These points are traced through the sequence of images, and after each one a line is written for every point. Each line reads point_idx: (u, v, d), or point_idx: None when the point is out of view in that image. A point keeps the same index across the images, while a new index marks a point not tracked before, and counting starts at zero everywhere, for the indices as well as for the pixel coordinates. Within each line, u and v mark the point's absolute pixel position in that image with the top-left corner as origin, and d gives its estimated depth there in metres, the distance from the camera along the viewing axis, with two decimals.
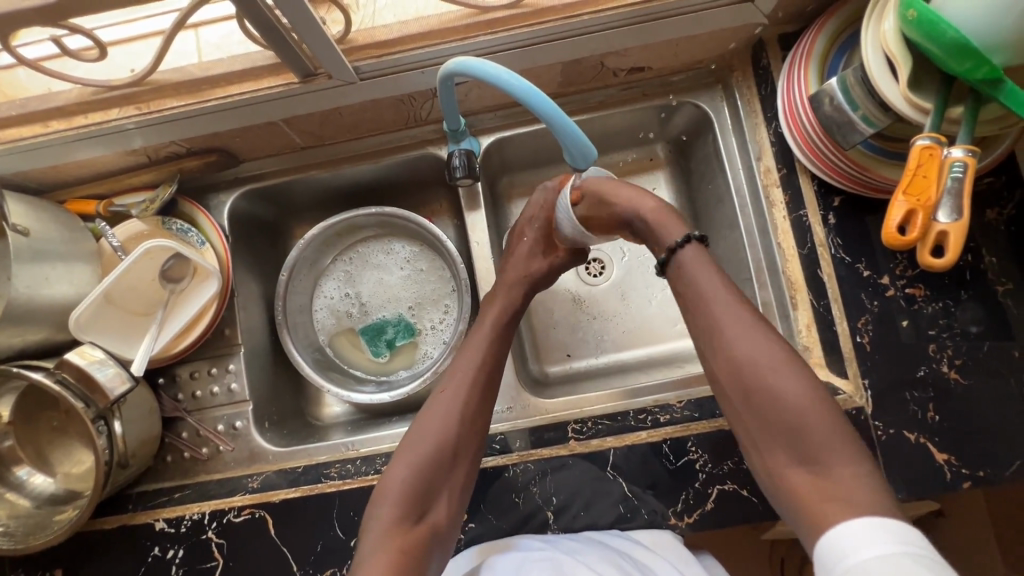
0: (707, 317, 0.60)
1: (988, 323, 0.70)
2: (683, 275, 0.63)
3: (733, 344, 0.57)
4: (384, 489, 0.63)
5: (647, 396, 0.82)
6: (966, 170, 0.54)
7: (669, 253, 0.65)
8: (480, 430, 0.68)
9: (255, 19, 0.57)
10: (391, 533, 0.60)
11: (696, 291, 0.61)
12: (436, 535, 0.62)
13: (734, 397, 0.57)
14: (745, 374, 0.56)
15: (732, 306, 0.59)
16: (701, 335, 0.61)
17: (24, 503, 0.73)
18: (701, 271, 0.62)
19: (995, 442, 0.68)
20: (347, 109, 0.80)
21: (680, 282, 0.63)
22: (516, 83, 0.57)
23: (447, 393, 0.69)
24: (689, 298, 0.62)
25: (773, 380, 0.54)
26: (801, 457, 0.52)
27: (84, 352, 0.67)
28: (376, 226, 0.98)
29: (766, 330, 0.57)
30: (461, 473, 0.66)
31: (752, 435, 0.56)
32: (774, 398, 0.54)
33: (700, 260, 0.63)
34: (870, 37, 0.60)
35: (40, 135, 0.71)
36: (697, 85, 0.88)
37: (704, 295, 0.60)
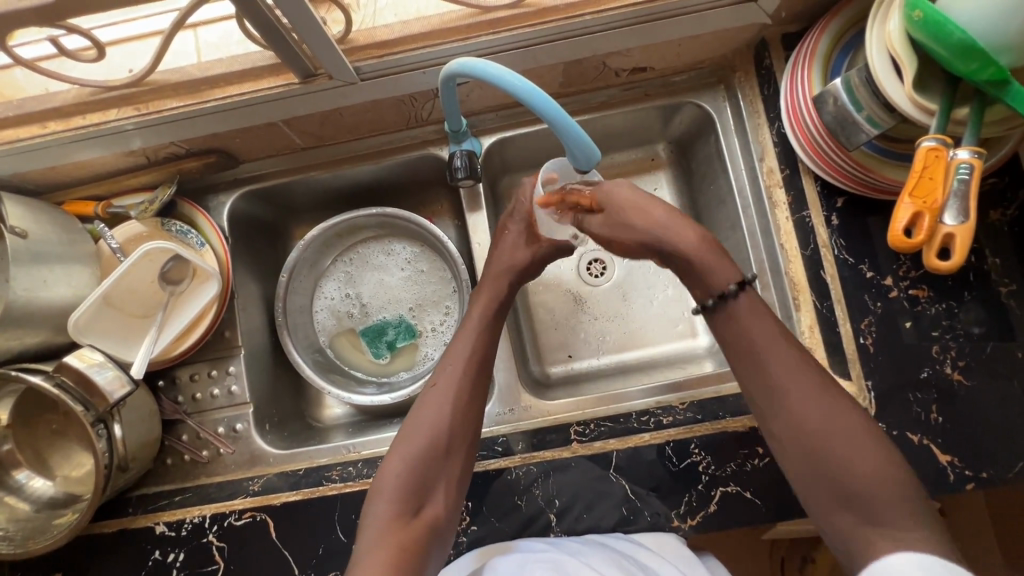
0: (762, 376, 0.55)
1: (991, 324, 0.70)
2: (733, 330, 0.58)
3: (793, 402, 0.53)
4: (381, 484, 0.63)
5: (642, 399, 0.81)
6: (972, 172, 0.53)
7: (717, 300, 0.59)
8: (474, 423, 0.68)
9: (255, 20, 0.56)
10: (389, 528, 0.59)
11: (746, 346, 0.57)
12: (435, 529, 0.61)
13: (797, 461, 0.53)
14: (807, 437, 0.52)
15: (790, 364, 0.54)
16: (756, 391, 0.56)
17: (23, 506, 0.73)
18: (752, 326, 0.57)
19: (999, 444, 0.68)
20: (348, 110, 0.79)
21: (730, 337, 0.59)
22: (521, 84, 0.55)
23: (438, 385, 0.69)
24: (740, 353, 0.58)
25: (838, 443, 0.51)
26: (869, 523, 0.48)
27: (83, 355, 0.67)
28: (376, 227, 0.97)
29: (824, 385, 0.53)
30: (456, 466, 0.66)
31: (816, 498, 0.52)
32: (839, 458, 0.50)
33: (751, 314, 0.57)
34: (875, 37, 0.59)
35: (38, 136, 0.71)
36: (699, 85, 0.88)
37: (759, 353, 0.56)
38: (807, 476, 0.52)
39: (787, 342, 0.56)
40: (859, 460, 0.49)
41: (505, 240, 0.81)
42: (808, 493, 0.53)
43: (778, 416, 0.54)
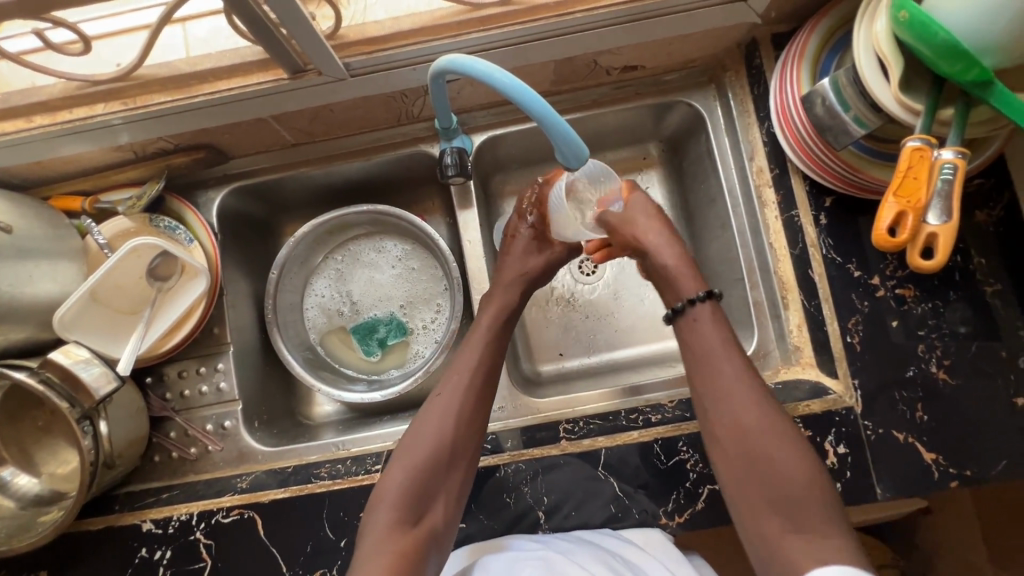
0: (710, 377, 0.65)
1: (976, 323, 0.70)
2: (694, 331, 0.69)
3: (733, 405, 0.62)
4: (383, 491, 0.63)
5: (657, 391, 0.83)
6: (955, 173, 0.54)
7: (686, 303, 0.71)
8: (477, 434, 0.68)
9: (243, 14, 0.56)
10: (390, 534, 0.60)
11: (704, 348, 0.67)
12: (433, 538, 0.62)
13: (731, 458, 0.61)
14: (744, 439, 0.60)
15: (732, 371, 0.64)
16: (702, 388, 0.65)
17: (7, 503, 0.72)
18: (707, 330, 0.68)
19: (983, 443, 0.68)
20: (338, 106, 0.79)
21: (689, 340, 0.69)
22: (511, 82, 0.55)
23: (444, 395, 0.69)
24: (696, 355, 0.67)
25: (761, 444, 0.60)
26: (786, 517, 0.57)
27: (68, 351, 0.66)
28: (367, 224, 0.97)
29: (760, 393, 0.62)
30: (458, 476, 0.66)
31: (742, 493, 0.60)
32: (771, 464, 0.59)
33: (710, 320, 0.69)
34: (862, 37, 0.60)
35: (22, 131, 0.70)
36: (689, 84, 0.88)
37: (709, 361, 0.66)
38: (728, 467, 0.61)
39: (735, 351, 0.66)
40: (789, 470, 0.58)
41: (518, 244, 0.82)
42: (737, 497, 0.60)
43: (715, 412, 0.63)
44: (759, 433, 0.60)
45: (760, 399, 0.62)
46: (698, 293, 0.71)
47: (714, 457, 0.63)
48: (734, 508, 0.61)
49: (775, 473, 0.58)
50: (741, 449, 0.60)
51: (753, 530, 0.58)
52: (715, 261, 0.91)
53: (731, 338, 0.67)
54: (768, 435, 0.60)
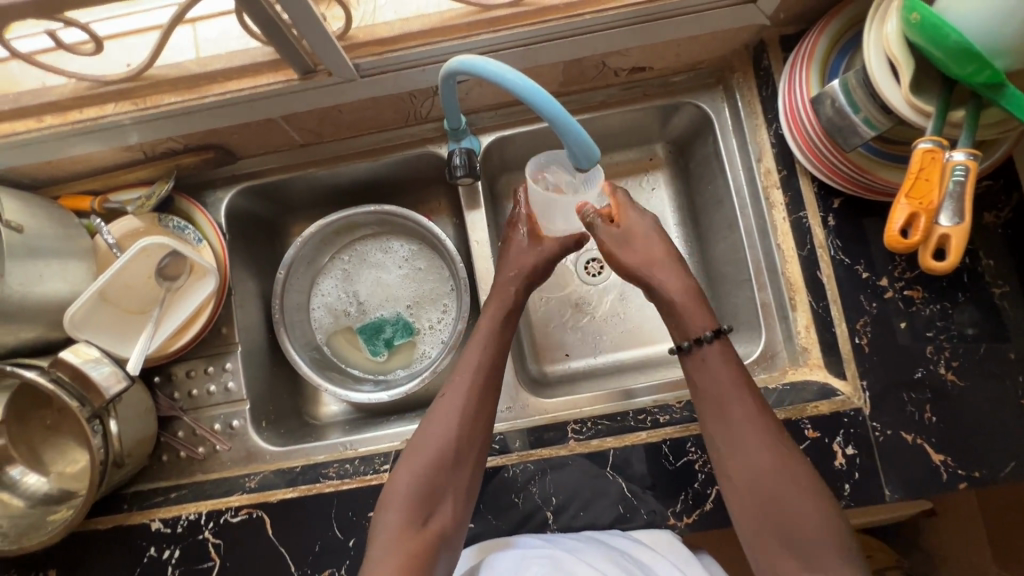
0: (723, 419, 0.63)
1: (984, 324, 0.70)
2: (703, 371, 0.66)
3: (745, 446, 0.60)
4: (392, 493, 0.63)
5: (648, 396, 0.83)
6: (968, 174, 0.54)
7: (694, 341, 0.68)
8: (484, 431, 0.68)
9: (256, 15, 0.56)
10: (401, 536, 0.60)
11: (715, 388, 0.65)
12: (445, 537, 0.62)
13: (748, 504, 0.59)
14: (759, 483, 0.58)
15: (746, 412, 0.62)
16: (715, 429, 0.63)
17: (17, 502, 0.72)
18: (718, 370, 0.65)
19: (991, 444, 0.68)
20: (347, 107, 0.79)
21: (700, 380, 0.67)
22: (523, 83, 0.55)
23: (450, 396, 0.69)
24: (707, 395, 0.65)
25: (775, 487, 0.57)
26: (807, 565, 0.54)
27: (78, 351, 0.66)
28: (374, 224, 0.97)
29: (776, 435, 0.60)
30: (466, 475, 0.66)
31: (762, 541, 0.57)
32: (788, 509, 0.56)
33: (720, 359, 0.66)
34: (873, 40, 0.60)
35: (33, 131, 0.70)
36: (697, 85, 0.89)
37: (722, 401, 0.64)
38: (743, 511, 0.59)
39: (748, 390, 0.63)
40: (807, 516, 0.55)
41: (517, 248, 0.81)
42: (758, 545, 0.58)
43: (728, 454, 0.61)
44: (772, 475, 0.58)
45: (773, 437, 0.60)
46: (707, 332, 0.67)
47: (730, 502, 0.61)
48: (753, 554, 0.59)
49: (787, 516, 0.56)
50: (755, 493, 0.58)
51: None
52: (722, 262, 0.91)
53: (744, 378, 0.65)
54: (780, 478, 0.58)
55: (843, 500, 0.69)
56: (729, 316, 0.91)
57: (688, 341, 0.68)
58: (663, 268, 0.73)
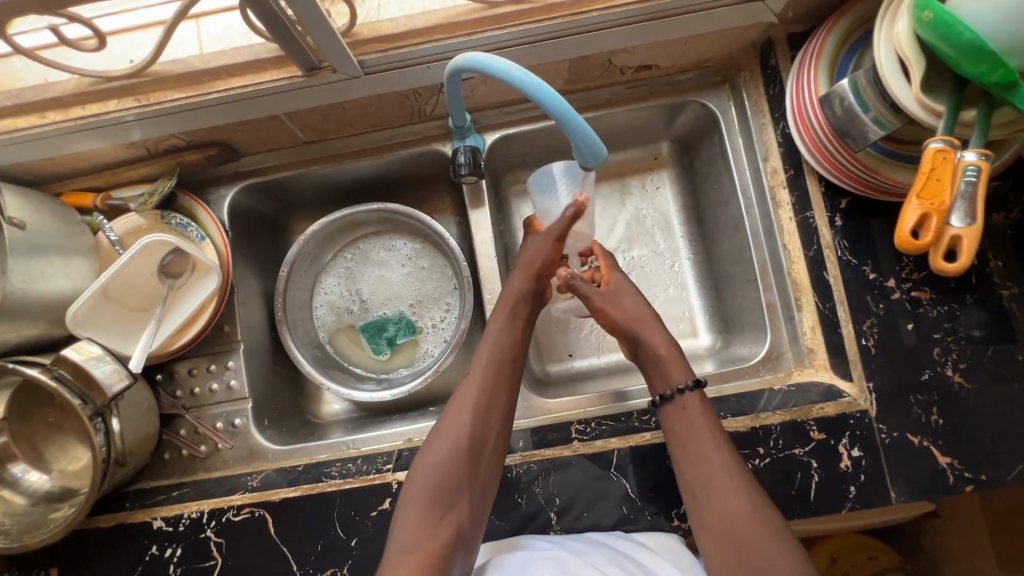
0: (697, 469, 0.64)
1: (992, 326, 0.70)
2: (683, 420, 0.68)
3: (722, 493, 0.61)
4: (411, 490, 0.63)
5: (640, 399, 0.83)
6: (980, 174, 0.54)
7: (675, 391, 0.70)
8: (500, 424, 0.68)
9: (259, 10, 0.56)
10: (422, 531, 0.60)
11: (693, 436, 0.67)
12: (464, 530, 0.62)
13: (722, 554, 0.59)
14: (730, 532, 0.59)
15: (719, 461, 0.63)
16: (692, 477, 0.65)
17: (19, 500, 0.72)
18: (695, 420, 0.67)
19: (998, 447, 0.68)
20: (351, 104, 0.79)
21: (677, 429, 0.68)
22: (530, 81, 0.55)
23: (464, 392, 0.69)
24: (683, 443, 0.67)
25: (748, 536, 0.58)
26: None
27: (81, 348, 0.66)
28: (377, 222, 0.97)
29: (748, 484, 0.62)
30: (483, 468, 0.66)
31: None
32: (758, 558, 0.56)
33: (699, 408, 0.68)
34: (883, 38, 0.59)
35: (35, 127, 0.70)
36: (704, 84, 0.88)
37: (698, 450, 0.65)
38: (717, 558, 0.60)
39: (721, 440, 0.65)
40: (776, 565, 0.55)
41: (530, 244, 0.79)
42: None
43: (705, 501, 0.62)
44: (744, 523, 0.59)
45: (744, 487, 0.61)
46: (684, 382, 0.70)
47: (706, 552, 0.61)
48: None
49: (758, 567, 0.56)
50: (729, 544, 0.59)
51: None
52: (726, 262, 0.91)
53: (719, 428, 0.67)
54: (753, 526, 0.58)
55: (849, 503, 0.69)
56: (733, 317, 0.91)
57: (665, 392, 0.71)
58: (649, 325, 0.76)
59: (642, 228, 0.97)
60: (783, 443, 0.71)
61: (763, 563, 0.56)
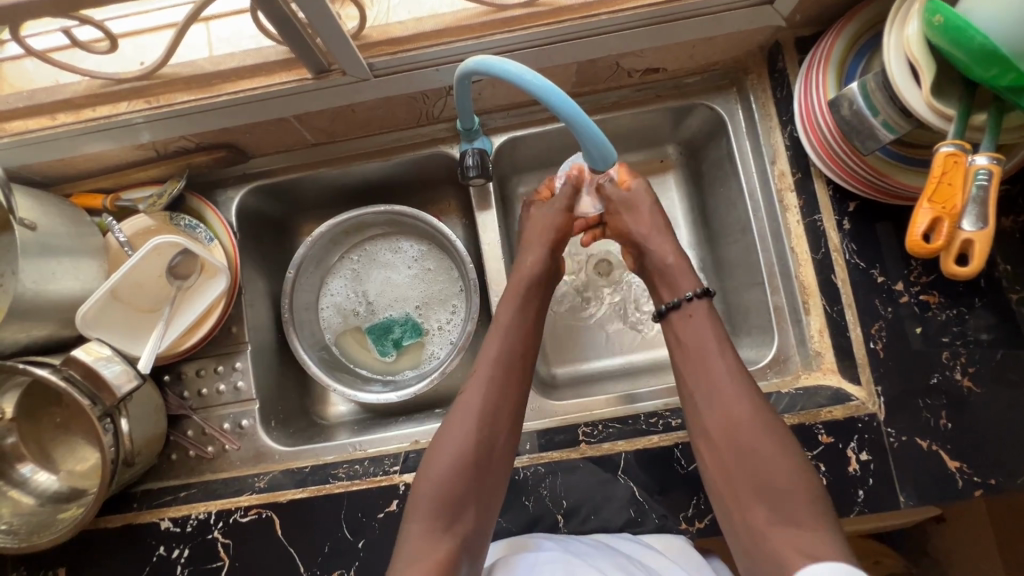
0: (702, 374, 0.66)
1: (1000, 330, 0.70)
2: (690, 326, 0.70)
3: (723, 397, 0.63)
4: (416, 503, 0.63)
5: (651, 400, 0.83)
6: (991, 178, 0.53)
7: (676, 304, 0.73)
8: (506, 432, 0.68)
9: (271, 13, 0.56)
10: (425, 545, 0.60)
11: (697, 341, 0.69)
12: (469, 542, 0.62)
13: (724, 452, 0.62)
14: (730, 433, 0.61)
15: (724, 368, 0.65)
16: (693, 381, 0.67)
17: (27, 500, 0.72)
18: (702, 326, 0.70)
19: (1008, 452, 0.67)
20: (360, 107, 0.79)
21: (683, 333, 0.71)
22: (541, 84, 0.55)
23: (466, 400, 0.68)
24: (689, 349, 0.69)
25: (750, 436, 0.60)
26: (775, 509, 0.57)
27: (90, 349, 0.66)
28: (383, 224, 0.97)
29: (749, 388, 0.64)
30: (490, 478, 0.65)
31: (736, 493, 0.60)
32: (761, 462, 0.59)
33: (706, 315, 0.70)
34: (893, 42, 0.59)
35: (46, 129, 0.70)
36: (711, 87, 0.88)
37: (703, 354, 0.67)
38: (713, 461, 0.62)
39: (726, 346, 0.67)
40: (777, 472, 0.58)
41: (537, 211, 0.82)
42: (734, 495, 0.60)
43: (705, 402, 0.65)
44: (747, 424, 0.61)
45: (744, 392, 0.63)
46: (694, 289, 0.73)
47: (703, 451, 0.64)
48: (718, 495, 0.62)
49: (759, 466, 0.59)
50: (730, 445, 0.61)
51: (741, 525, 0.59)
52: (733, 263, 0.90)
53: (724, 336, 0.69)
54: (752, 427, 0.61)
55: (857, 507, 0.69)
56: (740, 320, 0.90)
57: (675, 299, 0.73)
58: (660, 238, 0.78)
59: None
60: None
61: (763, 464, 0.59)
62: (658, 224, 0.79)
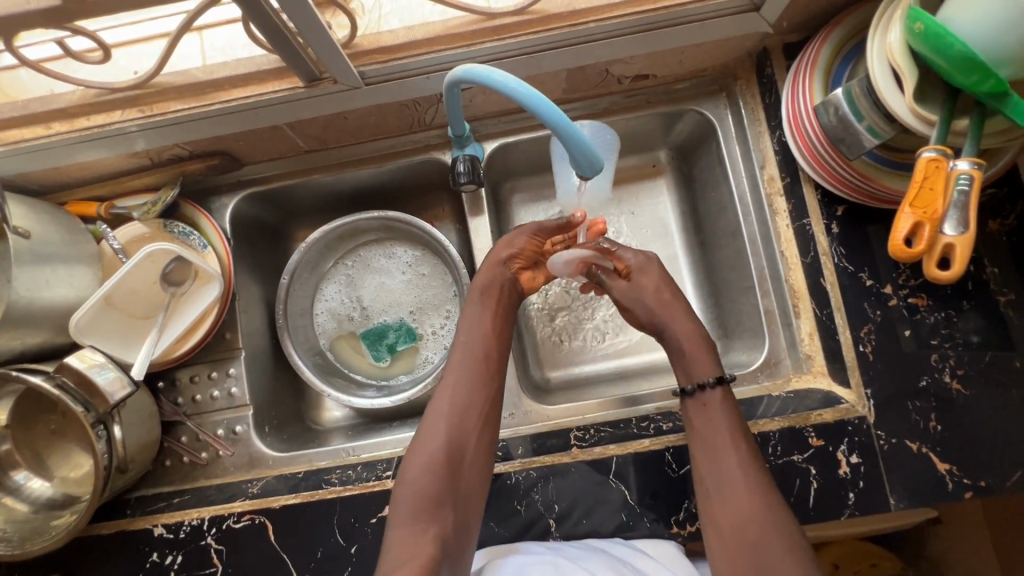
0: (712, 464, 0.64)
1: (989, 332, 0.70)
2: (704, 416, 0.68)
3: (733, 490, 0.61)
4: (396, 508, 0.63)
5: (644, 403, 0.83)
6: (972, 183, 0.54)
7: (697, 386, 0.70)
8: (477, 433, 0.69)
9: (261, 23, 0.57)
10: (407, 549, 0.59)
11: (711, 434, 0.66)
12: (450, 543, 0.61)
13: (731, 547, 0.59)
14: (737, 528, 0.59)
15: (736, 463, 0.62)
16: (705, 471, 0.64)
17: (21, 507, 0.73)
18: (717, 416, 0.67)
19: (997, 453, 0.68)
20: (352, 114, 0.79)
21: (697, 420, 0.68)
22: (526, 91, 0.55)
23: (438, 406, 0.69)
24: (703, 437, 0.66)
25: (757, 534, 0.58)
26: None
27: (83, 356, 0.67)
28: (378, 231, 0.97)
29: (762, 483, 0.61)
30: (465, 478, 0.66)
31: None
32: (766, 557, 0.56)
33: (722, 405, 0.67)
34: (876, 49, 0.60)
35: (41, 138, 0.71)
36: (701, 93, 0.88)
37: (716, 443, 0.65)
38: (723, 556, 0.60)
39: (742, 438, 0.65)
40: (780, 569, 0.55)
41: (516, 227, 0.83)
42: None
43: (715, 492, 0.63)
44: (756, 521, 0.58)
45: (756, 486, 0.61)
46: (708, 378, 0.69)
47: (710, 541, 0.61)
48: None
49: (765, 562, 0.56)
50: (738, 544, 0.59)
51: None
52: (725, 268, 0.91)
53: (743, 427, 0.66)
54: (761, 525, 0.58)
55: (847, 509, 0.69)
56: (733, 323, 0.91)
57: (687, 385, 0.70)
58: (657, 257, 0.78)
59: (652, 240, 0.97)
60: (782, 449, 0.71)
61: (770, 564, 0.56)
62: (668, 298, 0.77)
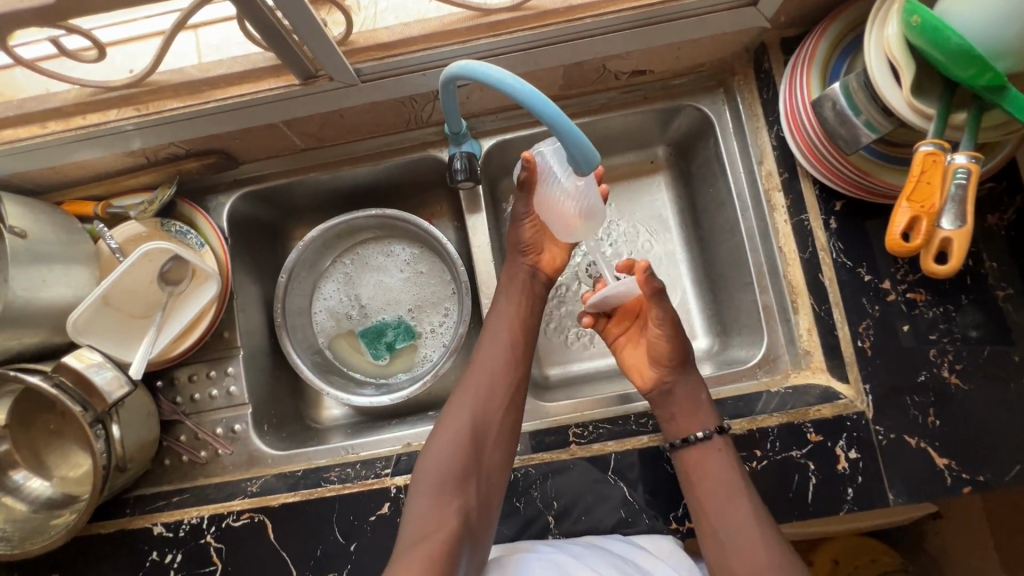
0: (724, 513, 0.65)
1: (988, 327, 0.70)
2: (708, 464, 0.68)
3: (749, 539, 0.62)
4: (421, 482, 0.65)
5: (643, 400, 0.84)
6: (969, 177, 0.54)
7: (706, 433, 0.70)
8: (501, 414, 0.70)
9: (255, 21, 0.56)
10: (429, 522, 0.62)
11: (720, 481, 0.67)
12: (472, 518, 0.64)
13: None
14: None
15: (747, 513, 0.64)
16: (715, 518, 0.65)
17: (20, 506, 0.73)
18: (725, 465, 0.68)
19: (995, 448, 0.68)
20: (348, 112, 0.79)
21: (696, 469, 0.69)
22: (522, 88, 0.54)
23: (465, 387, 0.71)
24: (709, 484, 0.67)
25: None
26: None
27: (81, 356, 0.67)
28: (376, 228, 0.97)
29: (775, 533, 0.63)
30: (489, 458, 0.68)
31: None
32: None
33: (728, 453, 0.69)
34: (873, 43, 0.59)
35: (37, 137, 0.71)
36: (699, 88, 0.88)
37: (727, 489, 0.66)
38: None
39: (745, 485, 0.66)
40: None
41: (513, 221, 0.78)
42: None
43: (727, 540, 0.64)
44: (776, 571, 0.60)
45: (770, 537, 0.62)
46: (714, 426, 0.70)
47: None
48: None
49: None
50: None
51: None
52: (723, 264, 0.91)
53: (745, 473, 0.68)
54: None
55: (846, 505, 0.69)
56: (731, 319, 0.91)
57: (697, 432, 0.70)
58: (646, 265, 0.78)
59: (650, 237, 0.97)
60: (781, 445, 0.72)
61: None
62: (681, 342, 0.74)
